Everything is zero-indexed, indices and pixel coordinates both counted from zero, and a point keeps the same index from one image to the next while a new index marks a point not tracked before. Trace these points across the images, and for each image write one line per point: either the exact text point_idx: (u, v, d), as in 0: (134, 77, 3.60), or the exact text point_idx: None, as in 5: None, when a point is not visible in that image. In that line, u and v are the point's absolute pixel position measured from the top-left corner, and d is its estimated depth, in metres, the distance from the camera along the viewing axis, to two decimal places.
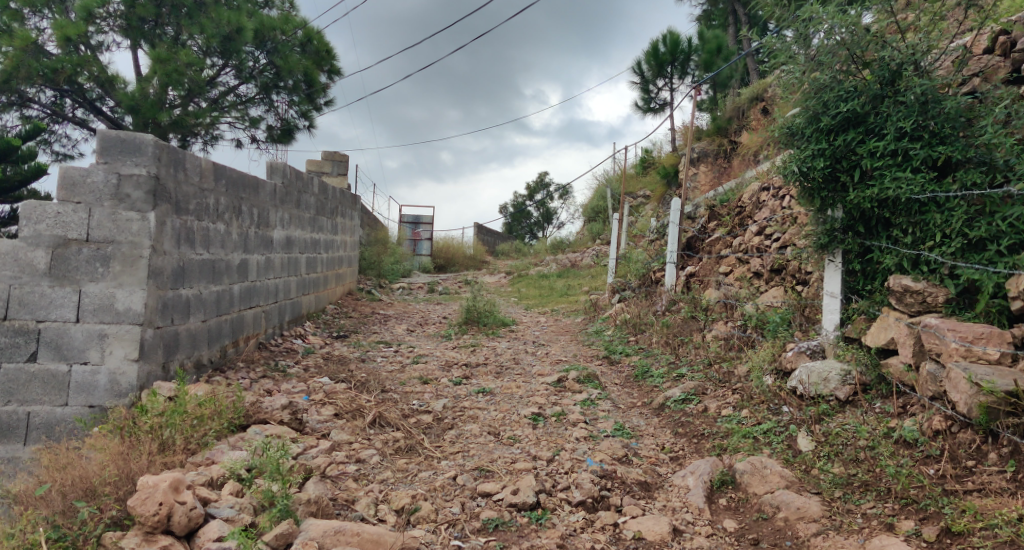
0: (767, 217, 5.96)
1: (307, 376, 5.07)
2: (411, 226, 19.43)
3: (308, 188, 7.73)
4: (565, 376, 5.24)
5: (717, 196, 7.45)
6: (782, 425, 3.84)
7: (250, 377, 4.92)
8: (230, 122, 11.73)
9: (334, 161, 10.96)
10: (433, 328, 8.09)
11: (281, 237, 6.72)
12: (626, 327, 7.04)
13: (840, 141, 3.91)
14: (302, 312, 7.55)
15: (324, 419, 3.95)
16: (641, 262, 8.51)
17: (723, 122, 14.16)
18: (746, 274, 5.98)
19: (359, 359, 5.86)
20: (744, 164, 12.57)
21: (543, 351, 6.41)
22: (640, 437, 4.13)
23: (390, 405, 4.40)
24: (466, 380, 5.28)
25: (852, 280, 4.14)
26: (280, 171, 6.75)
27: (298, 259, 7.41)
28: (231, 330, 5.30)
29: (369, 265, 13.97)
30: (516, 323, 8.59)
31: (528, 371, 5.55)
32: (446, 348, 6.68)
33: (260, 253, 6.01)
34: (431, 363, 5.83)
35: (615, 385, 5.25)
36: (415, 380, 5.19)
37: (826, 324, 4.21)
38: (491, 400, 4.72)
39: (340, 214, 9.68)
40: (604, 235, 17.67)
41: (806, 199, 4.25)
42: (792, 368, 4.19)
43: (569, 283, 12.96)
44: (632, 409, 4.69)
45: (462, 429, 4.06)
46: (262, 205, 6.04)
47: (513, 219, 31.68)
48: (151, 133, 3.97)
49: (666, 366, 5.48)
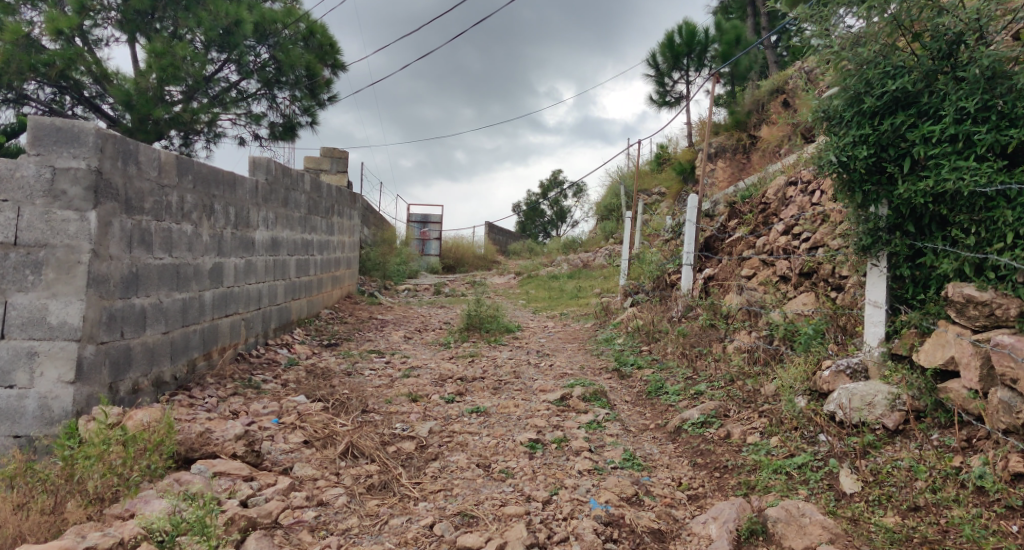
0: (794, 215, 5.39)
1: (284, 394, 4.57)
2: (420, 226, 18.98)
3: (298, 186, 7.29)
4: (570, 393, 4.70)
5: (738, 192, 6.86)
6: (819, 459, 3.28)
7: (218, 395, 4.45)
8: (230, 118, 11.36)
9: (334, 157, 10.55)
10: (432, 335, 7.59)
11: (266, 238, 6.30)
12: (639, 335, 6.49)
13: (887, 125, 3.34)
14: (291, 318, 7.11)
15: (288, 451, 3.46)
16: (655, 263, 7.95)
17: (742, 115, 13.49)
18: (771, 278, 5.41)
19: (345, 373, 5.36)
20: (765, 160, 11.92)
21: (548, 362, 5.88)
22: (653, 470, 3.58)
23: (370, 431, 3.90)
24: (460, 397, 4.76)
25: (900, 289, 3.57)
26: (263, 167, 6.33)
27: (287, 262, 6.97)
28: (202, 341, 4.85)
29: (373, 266, 13.50)
30: (521, 329, 8.07)
31: (529, 387, 5.01)
32: (443, 358, 6.17)
33: (238, 256, 5.57)
34: (423, 376, 5.32)
35: (625, 404, 4.70)
36: (403, 398, 4.69)
37: (868, 338, 3.63)
38: (485, 422, 4.20)
39: (337, 213, 9.22)
40: (616, 235, 17.11)
41: (845, 194, 3.68)
42: (829, 390, 3.63)
43: (580, 285, 12.41)
44: (644, 434, 4.14)
45: (447, 461, 3.52)
46: (241, 203, 5.63)
47: (527, 218, 31.13)
48: (92, 122, 3.60)
49: (683, 382, 4.92)
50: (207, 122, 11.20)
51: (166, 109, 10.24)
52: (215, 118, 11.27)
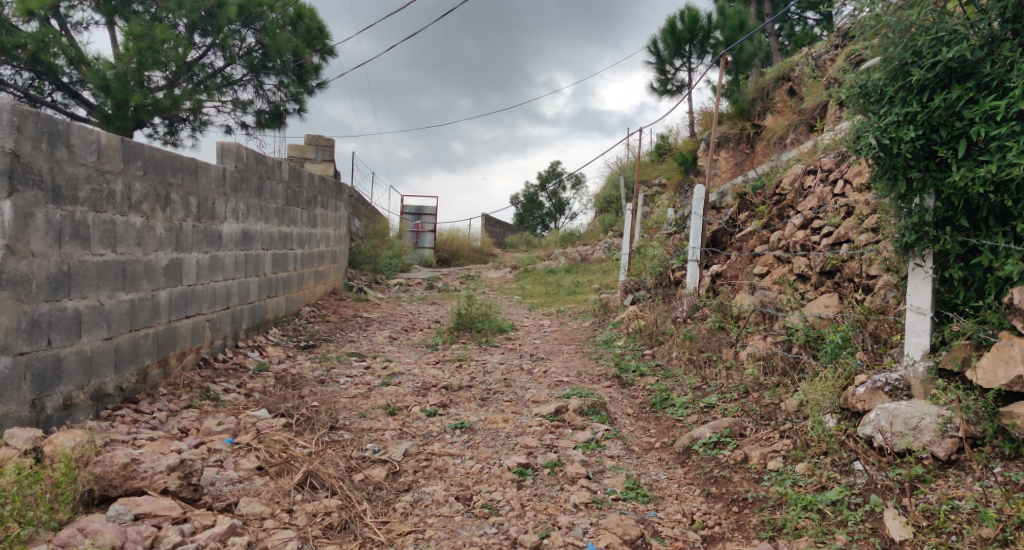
0: (814, 208, 4.90)
1: (246, 407, 4.08)
2: (415, 218, 18.12)
3: (274, 175, 6.79)
4: (565, 406, 4.20)
5: (749, 182, 6.36)
6: (857, 494, 2.80)
7: (170, 407, 3.95)
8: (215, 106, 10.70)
9: (319, 146, 10.07)
10: (419, 335, 7.10)
11: (236, 231, 5.80)
12: (641, 337, 6.00)
13: (939, 101, 2.86)
14: (266, 317, 6.61)
15: (236, 481, 2.97)
16: (658, 258, 7.45)
17: (745, 104, 12.85)
18: (787, 276, 4.92)
19: (318, 380, 4.87)
20: (770, 151, 11.37)
21: (542, 367, 5.38)
22: (660, 502, 3.09)
23: (336, 453, 3.41)
24: (443, 410, 4.28)
25: (947, 293, 3.09)
26: (233, 154, 5.84)
27: (260, 257, 6.46)
28: (156, 347, 4.34)
29: (363, 259, 13.01)
30: (515, 328, 7.58)
31: (520, 397, 4.52)
32: (428, 362, 5.69)
33: (200, 251, 5.06)
34: (404, 385, 4.84)
35: (628, 418, 4.21)
36: (380, 410, 4.22)
37: (910, 350, 3.15)
38: (468, 441, 3.71)
39: (320, 204, 8.71)
40: (616, 227, 16.61)
41: (884, 182, 3.19)
42: (865, 410, 3.15)
43: (578, 280, 11.90)
44: (648, 455, 3.66)
45: (422, 492, 3.04)
46: (204, 193, 5.12)
47: (524, 210, 30.60)
48: (8, 96, 3.16)
49: (691, 392, 4.42)
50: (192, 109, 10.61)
51: (143, 94, 9.58)
52: (201, 106, 10.68)
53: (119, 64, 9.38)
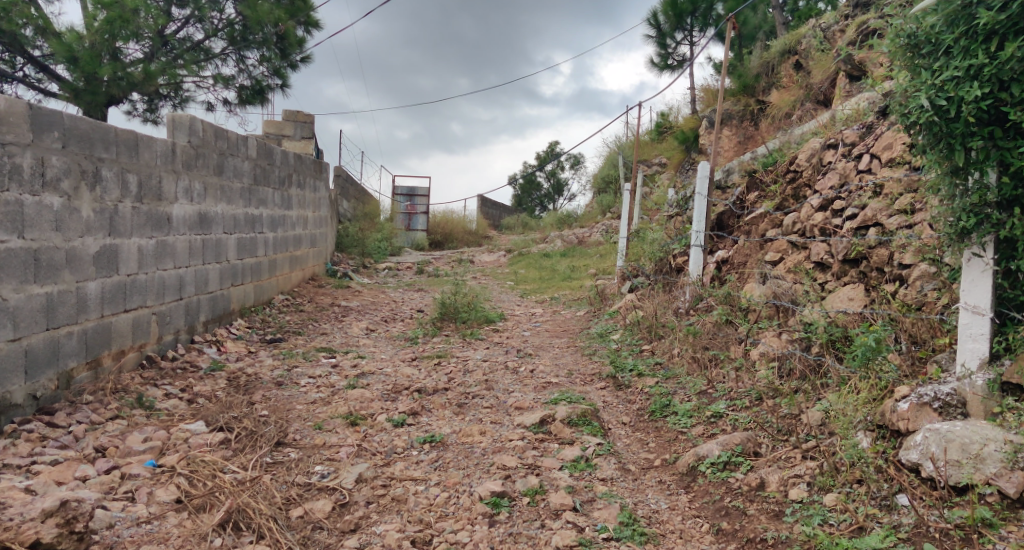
0: (835, 186, 4.31)
1: (182, 418, 3.54)
2: (406, 200, 17.48)
3: (236, 151, 6.18)
4: (551, 415, 3.65)
5: (759, 158, 5.78)
6: (905, 541, 2.29)
7: (91, 418, 3.40)
8: (192, 81, 10.00)
9: (297, 122, 9.47)
10: (399, 327, 6.55)
11: (190, 213, 5.24)
12: (639, 331, 5.45)
13: (1013, 50, 2.29)
14: (229, 308, 6.05)
15: (142, 521, 2.43)
16: (658, 242, 6.89)
17: (749, 79, 12.26)
18: (804, 264, 4.36)
19: (276, 383, 4.32)
20: (774, 128, 10.76)
21: (530, 366, 4.83)
22: (661, 542, 2.57)
23: (276, 479, 2.87)
24: (413, 419, 3.75)
25: (1010, 289, 2.54)
26: (186, 126, 5.26)
27: (221, 242, 5.89)
28: (84, 348, 3.79)
29: (348, 243, 12.45)
30: (503, 318, 7.02)
31: (502, 403, 3.98)
32: (404, 358, 5.16)
33: (142, 235, 4.49)
34: (372, 388, 4.29)
35: (623, 428, 3.66)
36: (340, 420, 3.70)
37: (965, 358, 2.62)
38: (436, 461, 3.16)
39: (296, 184, 8.10)
40: (614, 209, 16.04)
41: (938, 154, 2.64)
42: (909, 431, 2.62)
43: (574, 264, 11.33)
44: (646, 476, 3.11)
45: (372, 534, 2.51)
46: (147, 169, 4.55)
47: (522, 191, 29.90)
48: None
49: (696, 397, 3.86)
50: (172, 85, 9.93)
51: (116, 66, 8.87)
52: (181, 82, 9.99)
53: (87, 33, 8.68)
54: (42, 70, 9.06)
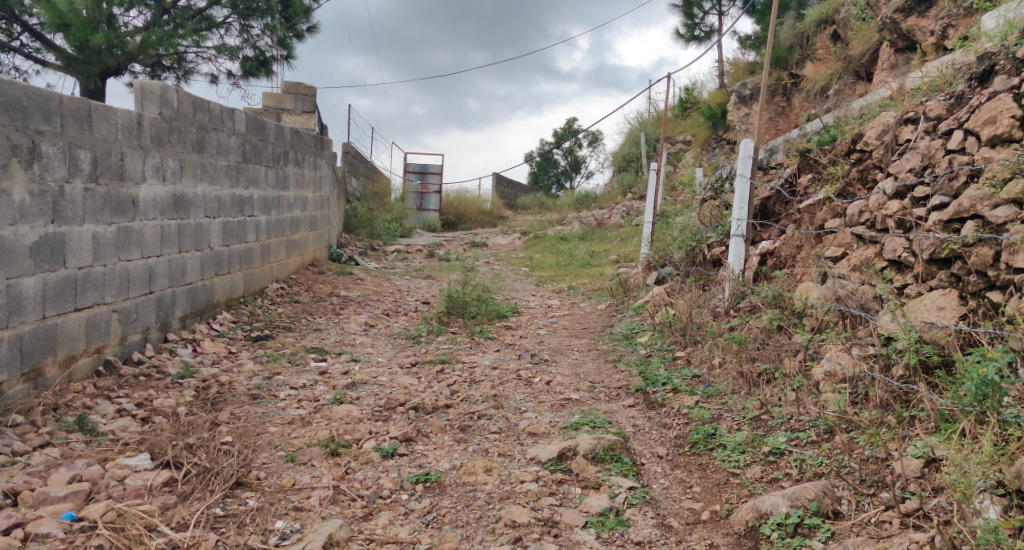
0: (916, 168, 3.55)
1: (124, 447, 2.93)
2: (418, 177, 16.77)
3: (221, 125, 5.57)
4: (572, 447, 2.97)
5: (810, 134, 5.02)
6: None
7: (14, 447, 2.82)
8: (192, 49, 9.22)
9: (298, 94, 8.81)
10: (402, 322, 5.92)
11: (163, 195, 4.65)
12: (671, 333, 4.76)
13: None
14: (214, 300, 5.47)
15: None
16: (690, 229, 6.16)
17: (782, 51, 11.42)
18: (875, 261, 3.61)
19: (249, 397, 3.71)
20: (809, 104, 9.94)
21: (546, 375, 4.18)
22: None
23: (222, 543, 2.31)
24: (406, 447, 3.13)
25: None
26: (157, 96, 4.61)
27: (204, 227, 5.30)
28: (17, 355, 3.30)
29: (356, 224, 11.84)
30: (517, 312, 6.38)
31: (513, 426, 3.34)
32: (403, 363, 4.54)
33: (98, 221, 3.94)
34: (362, 403, 3.68)
35: (660, 464, 2.99)
36: (318, 449, 3.08)
37: None
38: (429, 514, 2.56)
39: (294, 162, 7.46)
40: (634, 190, 15.30)
41: None
42: None
43: (593, 249, 10.65)
44: (694, 538, 2.46)
45: None
46: (105, 144, 3.99)
47: (539, 169, 29.08)
48: None
49: (747, 424, 3.17)
50: (173, 57, 9.08)
51: (112, 34, 8.06)
52: (182, 52, 9.21)
53: None
54: (37, 39, 8.21)
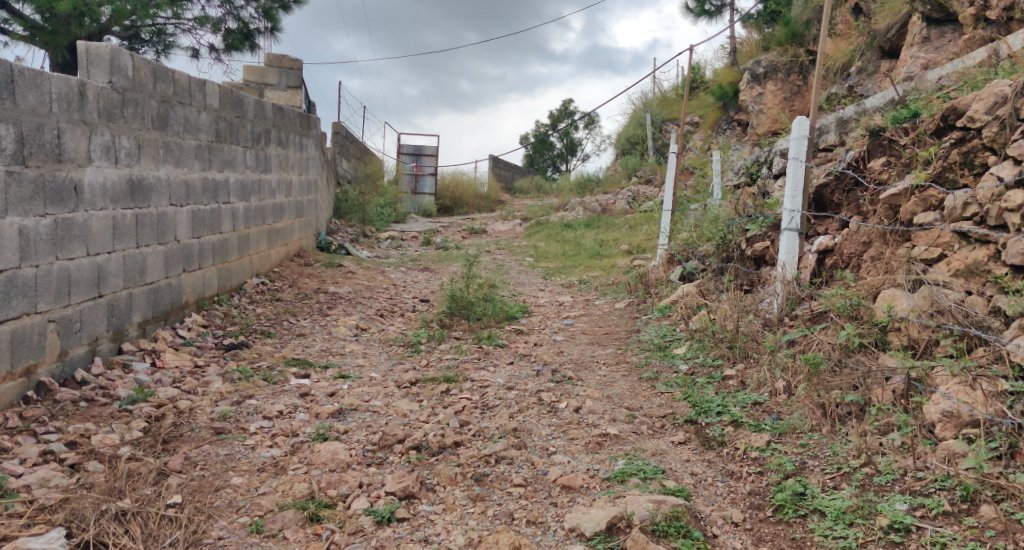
0: None
1: (34, 519, 2.25)
2: (413, 159, 15.94)
3: (188, 98, 4.79)
4: (624, 514, 2.28)
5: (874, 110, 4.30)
6: None
7: None
8: (170, 20, 8.35)
9: (282, 68, 8.00)
10: (399, 325, 5.21)
11: (115, 179, 3.90)
12: (715, 344, 4.04)
13: None
14: (183, 300, 4.74)
15: None
16: (723, 220, 5.44)
17: (800, 26, 10.08)
18: (991, 267, 2.89)
19: (211, 433, 3.00)
20: (829, 83, 9.11)
21: (571, 400, 3.47)
22: None
23: None
24: (408, 509, 2.43)
25: None
26: (106, 61, 3.83)
27: (168, 216, 4.55)
28: None
29: (347, 209, 11.08)
30: (526, 312, 5.66)
31: (539, 476, 2.65)
32: (399, 380, 3.83)
33: (25, 213, 3.19)
34: (351, 440, 2.98)
35: (739, 537, 2.28)
36: (293, 513, 2.38)
37: None
38: None
39: (276, 142, 6.66)
40: (641, 174, 14.56)
41: None
42: None
43: (600, 238, 9.92)
44: None
45: None
46: (33, 116, 3.24)
47: (535, 151, 28.21)
48: None
49: (844, 478, 2.47)
50: (150, 29, 8.24)
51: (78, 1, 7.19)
52: (159, 24, 8.34)
53: None
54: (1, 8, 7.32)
